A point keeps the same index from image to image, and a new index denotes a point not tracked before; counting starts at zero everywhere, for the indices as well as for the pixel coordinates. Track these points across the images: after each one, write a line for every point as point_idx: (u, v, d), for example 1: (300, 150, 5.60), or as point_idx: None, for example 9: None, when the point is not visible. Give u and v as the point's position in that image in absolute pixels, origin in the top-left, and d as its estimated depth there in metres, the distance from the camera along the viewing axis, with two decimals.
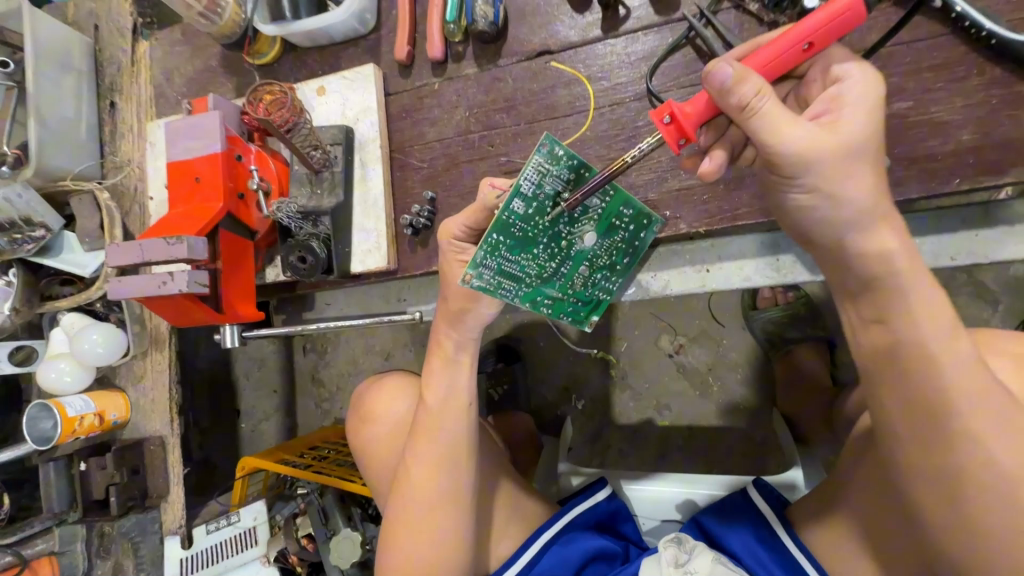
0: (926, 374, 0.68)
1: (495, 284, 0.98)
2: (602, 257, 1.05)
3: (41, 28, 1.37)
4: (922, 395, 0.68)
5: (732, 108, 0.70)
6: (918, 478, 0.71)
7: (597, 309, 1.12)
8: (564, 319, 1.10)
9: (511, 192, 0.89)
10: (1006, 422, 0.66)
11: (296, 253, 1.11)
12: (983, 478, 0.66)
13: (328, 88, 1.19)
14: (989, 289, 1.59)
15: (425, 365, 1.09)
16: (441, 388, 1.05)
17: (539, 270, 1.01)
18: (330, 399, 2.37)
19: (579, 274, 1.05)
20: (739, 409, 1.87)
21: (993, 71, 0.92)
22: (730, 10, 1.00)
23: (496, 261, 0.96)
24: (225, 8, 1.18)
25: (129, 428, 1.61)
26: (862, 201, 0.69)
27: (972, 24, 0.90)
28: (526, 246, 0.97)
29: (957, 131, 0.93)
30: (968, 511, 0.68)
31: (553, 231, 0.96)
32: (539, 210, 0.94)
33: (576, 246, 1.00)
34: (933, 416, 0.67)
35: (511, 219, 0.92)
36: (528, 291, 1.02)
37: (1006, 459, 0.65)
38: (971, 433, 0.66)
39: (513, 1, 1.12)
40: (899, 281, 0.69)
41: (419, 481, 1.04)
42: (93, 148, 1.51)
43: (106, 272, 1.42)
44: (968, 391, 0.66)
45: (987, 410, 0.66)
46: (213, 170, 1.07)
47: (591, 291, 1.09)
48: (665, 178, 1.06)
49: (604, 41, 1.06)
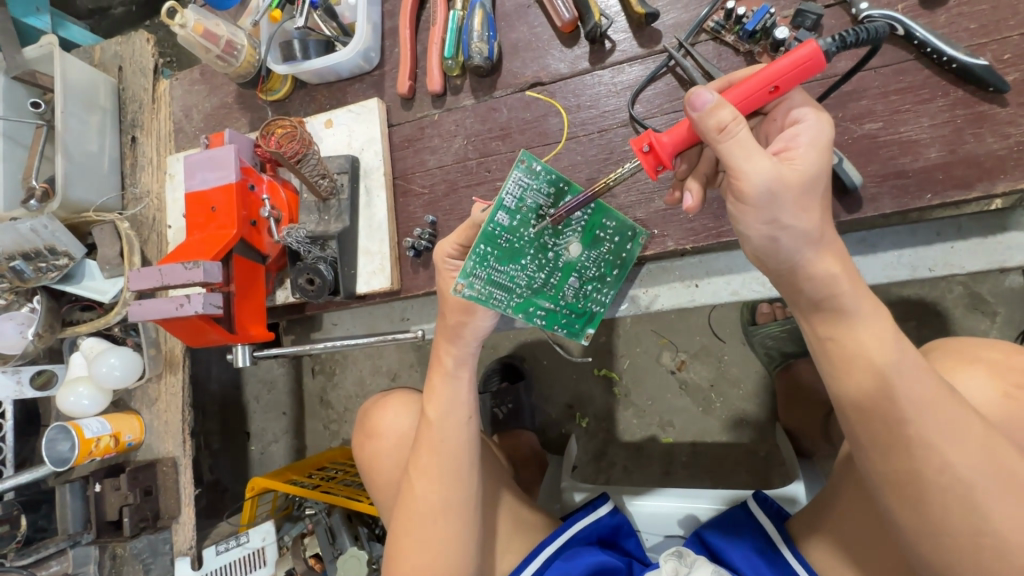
0: (883, 387, 0.72)
1: (486, 294, 1.03)
2: (590, 268, 1.10)
3: (70, 70, 1.47)
4: (883, 406, 0.72)
5: (709, 133, 0.74)
6: (888, 486, 0.74)
7: (592, 322, 1.16)
8: (559, 331, 1.13)
9: (496, 205, 0.96)
10: (962, 426, 0.70)
11: (304, 276, 1.17)
12: (945, 484, 0.69)
13: (335, 121, 1.27)
14: (985, 300, 1.61)
15: (424, 384, 1.13)
16: (440, 403, 1.09)
17: (529, 280, 1.06)
18: (339, 420, 2.40)
19: (570, 286, 1.10)
20: (743, 424, 1.88)
21: (956, 93, 0.97)
22: (708, 41, 1.07)
23: (485, 272, 1.02)
24: (241, 51, 1.28)
25: (143, 449, 1.64)
26: (809, 233, 0.75)
27: (934, 50, 0.96)
28: (513, 257, 1.03)
29: (926, 150, 0.98)
30: (935, 517, 0.71)
31: (540, 242, 1.03)
32: (524, 222, 1.01)
33: (563, 257, 1.06)
34: (897, 421, 0.71)
35: (497, 230, 0.99)
36: (520, 302, 1.06)
37: (963, 465, 0.69)
38: (932, 441, 0.69)
39: (506, 37, 1.20)
40: (846, 301, 0.75)
41: (417, 497, 1.07)
42: (114, 180, 1.60)
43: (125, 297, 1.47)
44: (925, 402, 0.70)
45: (944, 419, 0.70)
46: (228, 200, 1.14)
47: (584, 304, 1.14)
48: (652, 198, 1.12)
49: (592, 72, 1.14)
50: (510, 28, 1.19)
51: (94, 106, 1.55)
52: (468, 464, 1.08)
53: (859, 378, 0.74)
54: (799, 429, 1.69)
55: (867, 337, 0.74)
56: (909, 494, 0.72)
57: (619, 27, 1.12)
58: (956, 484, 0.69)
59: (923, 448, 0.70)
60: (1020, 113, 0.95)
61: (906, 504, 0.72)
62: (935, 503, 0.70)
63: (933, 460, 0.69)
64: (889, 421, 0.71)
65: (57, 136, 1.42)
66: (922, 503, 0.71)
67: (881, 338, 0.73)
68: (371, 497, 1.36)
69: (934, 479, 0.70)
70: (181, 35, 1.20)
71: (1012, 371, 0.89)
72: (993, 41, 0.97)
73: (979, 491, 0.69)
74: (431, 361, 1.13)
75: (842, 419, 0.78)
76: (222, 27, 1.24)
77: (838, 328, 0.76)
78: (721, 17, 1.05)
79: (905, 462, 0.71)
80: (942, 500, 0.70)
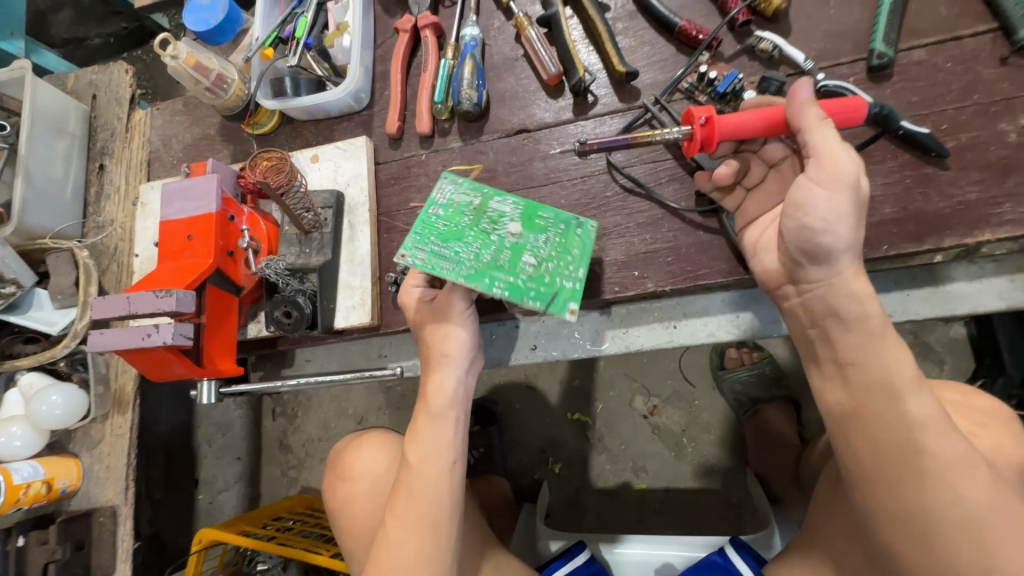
0: (898, 416, 0.82)
1: (431, 264, 0.96)
2: (544, 247, 1.01)
3: (41, 95, 1.48)
4: (896, 436, 0.82)
5: (809, 117, 0.87)
6: (898, 517, 0.81)
7: (572, 296, 0.96)
8: (529, 302, 0.94)
9: (428, 201, 1.05)
10: (968, 466, 0.79)
11: (281, 308, 1.12)
12: (953, 515, 0.78)
13: (321, 156, 1.27)
14: (933, 349, 1.78)
15: (410, 425, 1.09)
16: (427, 443, 1.04)
17: (476, 255, 0.98)
18: (298, 466, 2.39)
19: (527, 263, 0.98)
20: (714, 470, 1.92)
21: (903, 157, 1.00)
22: (682, 100, 1.14)
23: (428, 247, 0.99)
24: (230, 85, 1.26)
25: (78, 497, 1.52)
26: (850, 238, 0.86)
27: (879, 114, 0.97)
28: (455, 237, 1.00)
29: (880, 207, 1.00)
30: (943, 551, 0.78)
31: (479, 224, 1.01)
32: (459, 214, 1.04)
33: (507, 237, 1.01)
34: (903, 455, 0.81)
35: (433, 218, 1.03)
36: (472, 272, 0.95)
37: (971, 500, 0.77)
38: (943, 474, 0.79)
39: (495, 86, 1.25)
40: (882, 336, 0.86)
41: (392, 547, 1.01)
42: (76, 209, 1.59)
43: (77, 330, 1.45)
44: (933, 435, 0.80)
45: (951, 454, 0.79)
46: (207, 230, 1.10)
47: (553, 279, 0.97)
48: (632, 241, 1.14)
49: (576, 122, 1.20)
50: (498, 79, 1.25)
51: (64, 132, 1.56)
52: (450, 513, 1.03)
53: (875, 405, 0.84)
54: (772, 474, 1.73)
55: (888, 372, 0.84)
56: (918, 526, 0.80)
57: (601, 83, 1.19)
58: (964, 518, 0.77)
59: (935, 479, 0.79)
60: (960, 177, 0.97)
61: (912, 536, 0.80)
62: (943, 537, 0.78)
63: (940, 491, 0.78)
64: (904, 450, 0.81)
65: (21, 161, 1.41)
66: (931, 536, 0.79)
67: (901, 373, 0.83)
68: (340, 546, 1.27)
69: (944, 511, 0.78)
70: (172, 67, 1.17)
71: (970, 411, 0.96)
72: (932, 113, 1.00)
73: (988, 530, 0.76)
74: (419, 400, 1.10)
75: (847, 448, 0.87)
76: (214, 61, 1.23)
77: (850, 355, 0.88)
78: (694, 79, 1.12)
79: (917, 493, 0.80)
80: (950, 534, 0.78)
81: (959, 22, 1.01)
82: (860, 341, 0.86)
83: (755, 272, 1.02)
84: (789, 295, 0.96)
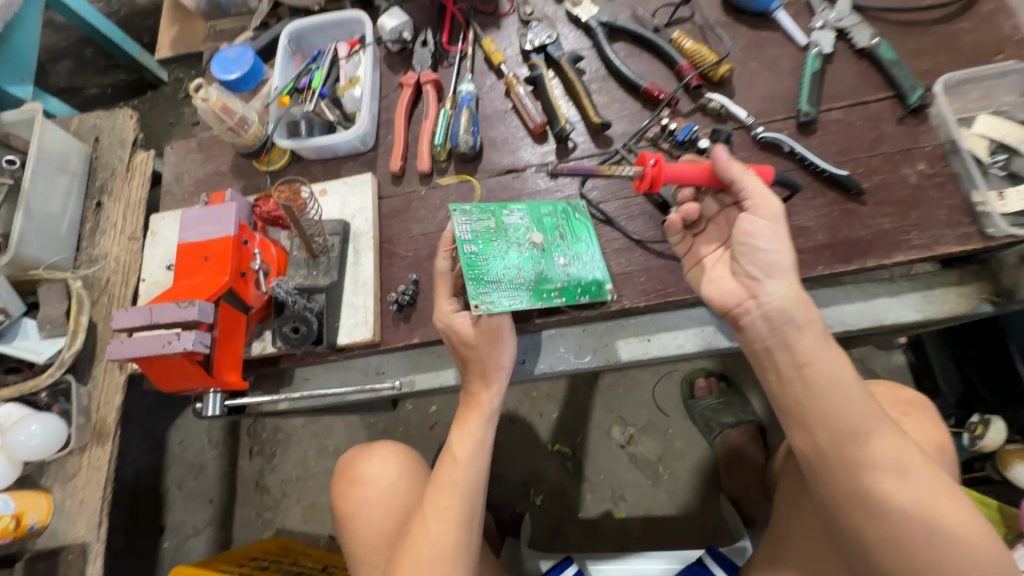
0: (846, 408, 0.96)
1: (501, 303, 1.18)
2: (562, 241, 1.27)
3: (51, 141, 1.82)
4: (843, 426, 0.95)
5: (733, 170, 1.06)
6: (856, 498, 0.93)
7: (604, 277, 1.25)
8: (583, 298, 1.23)
9: (456, 238, 1.19)
10: (902, 446, 0.94)
11: (290, 324, 1.22)
12: (899, 491, 0.90)
13: (329, 190, 1.40)
14: (880, 374, 2.05)
15: (455, 425, 1.23)
16: (465, 441, 1.19)
17: (525, 274, 1.22)
18: (274, 507, 2.34)
19: (560, 262, 1.25)
20: (690, 497, 2.01)
21: (831, 194, 1.20)
22: (649, 146, 1.33)
23: (489, 288, 1.18)
24: (251, 127, 1.41)
25: (46, 535, 1.68)
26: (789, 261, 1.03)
27: (812, 162, 1.20)
28: (501, 266, 1.21)
29: (815, 234, 1.18)
30: (897, 525, 0.90)
31: (510, 245, 1.23)
32: (489, 241, 1.23)
33: (535, 246, 1.24)
34: (853, 442, 0.94)
35: (472, 254, 1.19)
36: (534, 293, 1.20)
37: (911, 476, 0.91)
38: (885, 454, 0.93)
39: (486, 133, 1.43)
40: (816, 343, 1.00)
41: (430, 539, 1.10)
42: (71, 243, 1.91)
43: (61, 358, 1.68)
44: (874, 422, 0.95)
45: (888, 439, 0.94)
46: (225, 250, 1.20)
47: (585, 267, 1.26)
48: (610, 264, 1.29)
49: (559, 164, 1.37)
50: (489, 127, 1.43)
51: (66, 171, 1.89)
52: (481, 504, 1.16)
53: (829, 401, 0.97)
54: (741, 495, 1.86)
55: (832, 373, 0.98)
56: (875, 504, 0.92)
57: (579, 131, 1.38)
58: (908, 492, 0.90)
59: (879, 461, 0.93)
60: (876, 210, 1.17)
61: (869, 514, 0.92)
62: (896, 512, 0.90)
63: (886, 470, 0.92)
64: (853, 438, 0.94)
65: (24, 196, 1.72)
66: (885, 512, 0.91)
67: (841, 373, 0.98)
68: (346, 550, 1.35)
69: (891, 487, 0.91)
70: (201, 107, 1.31)
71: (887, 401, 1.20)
72: (851, 159, 1.21)
73: (926, 500, 0.90)
74: (465, 403, 1.24)
75: (807, 443, 0.99)
76: (237, 105, 1.38)
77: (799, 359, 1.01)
78: (657, 130, 1.33)
79: (868, 474, 0.93)
80: (901, 508, 0.90)
81: (864, 91, 1.25)
82: (813, 346, 1.00)
83: (714, 296, 1.12)
84: (749, 311, 1.05)
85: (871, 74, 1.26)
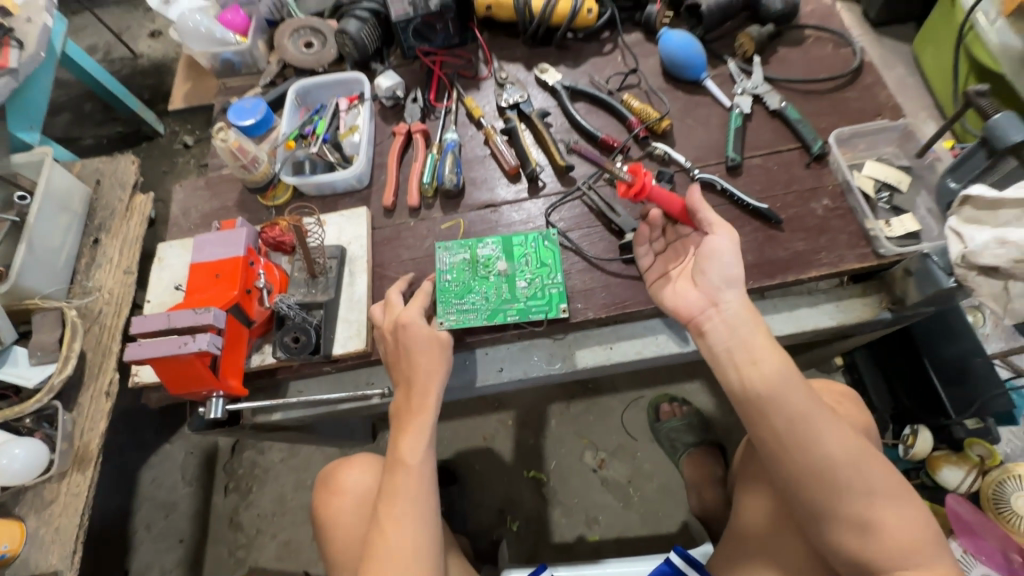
0: (791, 393, 1.09)
1: (462, 321, 1.40)
2: (527, 268, 1.46)
3: (57, 182, 1.95)
4: (793, 409, 1.08)
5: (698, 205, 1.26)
6: (814, 472, 1.05)
7: (561, 299, 1.42)
8: (536, 317, 1.40)
9: (437, 269, 1.46)
10: (835, 419, 1.09)
11: (291, 334, 1.37)
12: (843, 457, 1.05)
13: (328, 221, 1.57)
14: None
15: (394, 430, 1.26)
16: (413, 444, 1.23)
17: (487, 298, 1.42)
18: (247, 545, 2.31)
19: (522, 287, 1.44)
20: (659, 516, 2.12)
21: (757, 223, 1.44)
22: (605, 185, 1.58)
23: (453, 310, 1.41)
24: (261, 165, 1.60)
25: (15, 564, 1.64)
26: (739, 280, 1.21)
27: (740, 199, 1.45)
28: (467, 291, 1.43)
29: (745, 255, 1.41)
30: (847, 487, 1.03)
31: (478, 274, 1.44)
32: (462, 270, 1.46)
33: (501, 274, 1.45)
34: (803, 422, 1.07)
35: (445, 282, 1.44)
36: (490, 314, 1.40)
37: (848, 443, 1.06)
38: (827, 428, 1.07)
39: (468, 174, 1.65)
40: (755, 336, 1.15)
41: (389, 539, 1.16)
42: (66, 276, 1.99)
43: (51, 383, 1.75)
44: (811, 401, 1.09)
45: (823, 414, 1.08)
46: (236, 268, 1.35)
47: (544, 290, 1.44)
48: (575, 281, 1.47)
49: (531, 200, 1.59)
50: (470, 169, 1.66)
51: (68, 209, 2.00)
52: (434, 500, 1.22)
53: (776, 387, 1.10)
54: (708, 512, 1.93)
55: (772, 362, 1.11)
56: (828, 474, 1.04)
57: (548, 173, 1.61)
58: (850, 457, 1.05)
59: (825, 434, 1.06)
60: (792, 236, 1.42)
61: (826, 483, 1.04)
62: (844, 476, 1.04)
63: (831, 442, 1.06)
64: (802, 419, 1.07)
65: (28, 230, 1.82)
66: (836, 478, 1.04)
67: (779, 361, 1.12)
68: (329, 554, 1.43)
69: (838, 456, 1.05)
70: (220, 146, 1.49)
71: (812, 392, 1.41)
72: (771, 196, 1.47)
73: (863, 461, 1.05)
74: (402, 407, 1.27)
75: (767, 430, 1.10)
76: (251, 146, 1.58)
77: (753, 356, 1.14)
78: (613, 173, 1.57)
79: (819, 448, 1.06)
80: (848, 472, 1.04)
81: (778, 143, 1.54)
82: (765, 344, 1.14)
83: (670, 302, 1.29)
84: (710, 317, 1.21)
85: (783, 130, 1.55)
